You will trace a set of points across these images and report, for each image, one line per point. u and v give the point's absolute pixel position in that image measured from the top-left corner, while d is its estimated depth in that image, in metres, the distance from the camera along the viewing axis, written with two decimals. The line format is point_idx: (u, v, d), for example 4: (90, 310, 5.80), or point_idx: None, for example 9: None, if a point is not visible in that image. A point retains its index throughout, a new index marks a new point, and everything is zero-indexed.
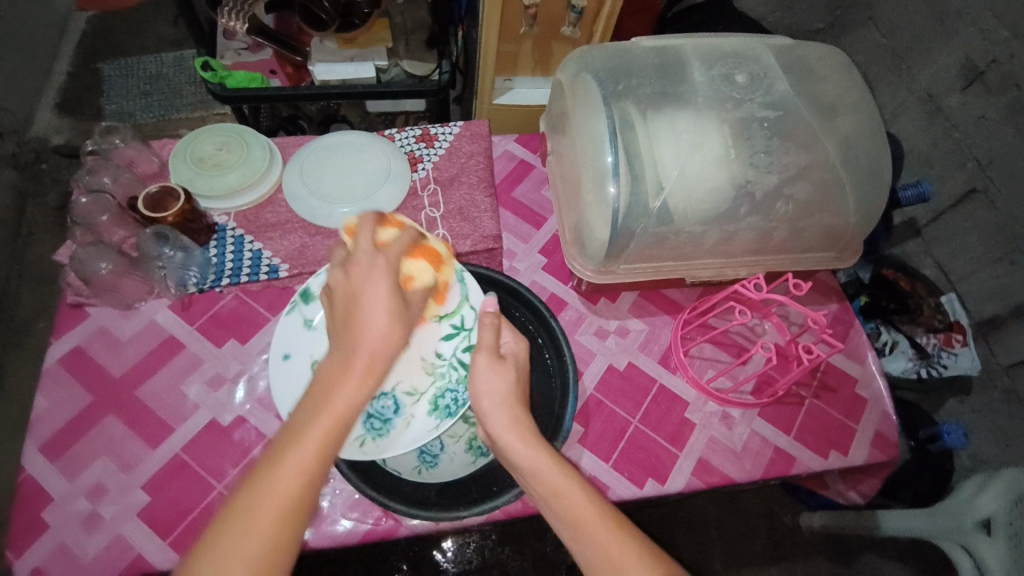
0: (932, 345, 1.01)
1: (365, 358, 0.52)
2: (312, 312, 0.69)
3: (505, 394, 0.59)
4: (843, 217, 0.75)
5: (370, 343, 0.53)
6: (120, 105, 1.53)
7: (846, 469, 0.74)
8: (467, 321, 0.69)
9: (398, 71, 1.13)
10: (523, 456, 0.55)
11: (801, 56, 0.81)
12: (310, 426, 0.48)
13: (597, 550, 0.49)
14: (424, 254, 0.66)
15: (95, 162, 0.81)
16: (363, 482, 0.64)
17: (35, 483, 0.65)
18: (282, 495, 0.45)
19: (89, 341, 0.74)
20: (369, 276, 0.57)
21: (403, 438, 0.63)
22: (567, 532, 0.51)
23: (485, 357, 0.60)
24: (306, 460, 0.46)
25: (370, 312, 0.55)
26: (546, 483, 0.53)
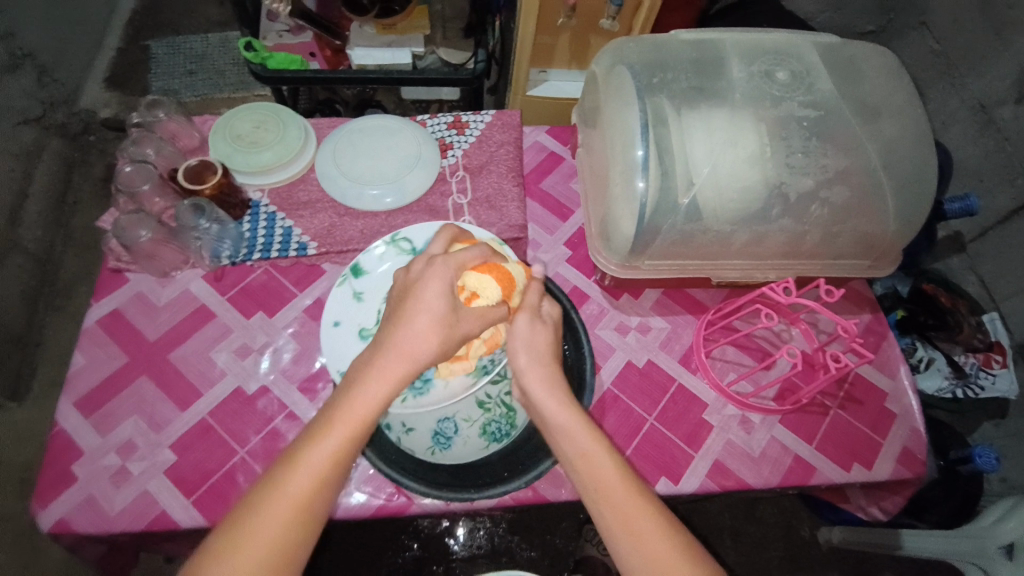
0: (971, 364, 0.96)
1: (392, 359, 0.51)
2: (361, 285, 0.70)
3: (543, 351, 0.58)
4: (880, 225, 0.73)
5: (405, 344, 0.51)
6: (166, 83, 1.58)
7: (868, 483, 0.72)
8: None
9: (435, 59, 1.15)
10: (556, 414, 0.55)
11: (846, 56, 0.78)
12: (339, 417, 0.49)
13: (618, 514, 0.50)
14: (495, 272, 0.58)
15: (139, 134, 0.84)
16: (379, 457, 0.66)
17: (68, 437, 0.68)
18: (300, 491, 0.48)
19: (127, 305, 0.77)
20: (425, 275, 0.55)
21: (440, 398, 0.61)
22: (590, 493, 0.52)
23: (527, 317, 0.59)
24: (323, 462, 0.48)
25: (409, 314, 0.52)
26: (575, 444, 0.53)
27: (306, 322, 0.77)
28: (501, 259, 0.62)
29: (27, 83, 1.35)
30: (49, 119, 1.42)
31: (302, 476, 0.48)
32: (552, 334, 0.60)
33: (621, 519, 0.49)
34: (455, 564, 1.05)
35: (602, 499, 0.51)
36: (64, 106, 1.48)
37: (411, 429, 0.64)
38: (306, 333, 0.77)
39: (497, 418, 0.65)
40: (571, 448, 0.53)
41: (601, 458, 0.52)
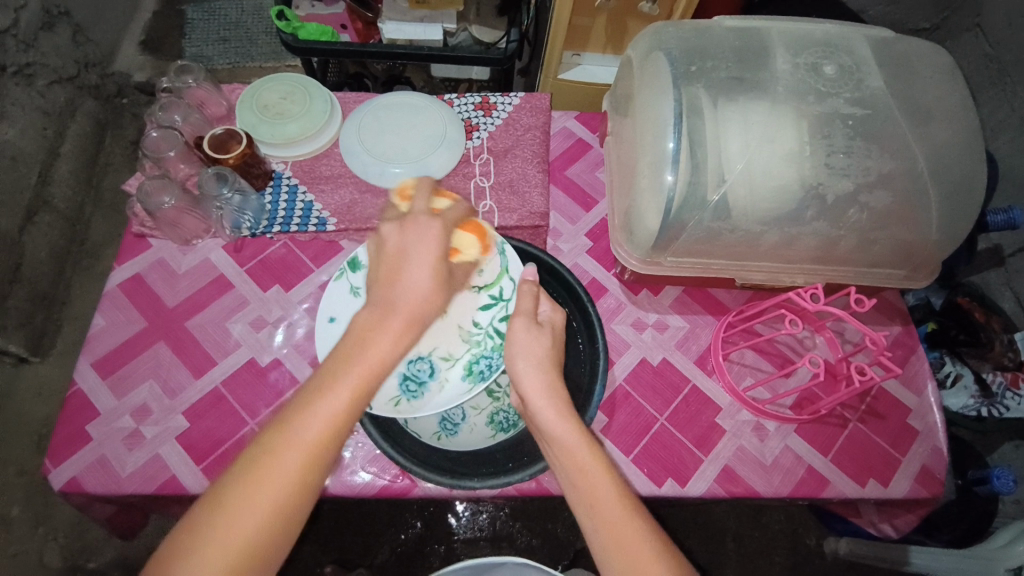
0: (998, 382, 0.92)
1: (399, 320, 0.49)
2: (358, 280, 0.69)
3: (542, 358, 0.58)
4: (921, 233, 0.69)
5: (411, 301, 0.50)
6: (199, 49, 1.58)
7: (883, 500, 0.70)
8: (504, 292, 0.70)
9: (467, 37, 1.12)
10: (553, 427, 0.53)
11: (899, 52, 0.74)
12: (350, 370, 0.46)
13: (606, 533, 0.48)
14: (477, 231, 0.65)
15: (167, 100, 0.83)
16: (382, 438, 0.65)
17: (85, 397, 0.69)
18: (311, 436, 0.44)
19: (148, 270, 0.78)
20: (423, 232, 0.54)
21: (436, 401, 0.65)
22: (582, 510, 0.50)
23: (524, 322, 0.60)
24: (333, 415, 0.45)
25: (416, 268, 0.52)
26: (575, 458, 0.51)
27: (322, 299, 0.77)
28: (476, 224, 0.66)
29: (62, 42, 1.37)
30: (83, 80, 1.43)
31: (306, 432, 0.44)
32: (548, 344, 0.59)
33: (611, 536, 0.47)
34: (456, 545, 1.13)
35: (591, 512, 0.49)
36: (98, 67, 1.49)
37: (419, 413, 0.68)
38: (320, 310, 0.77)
39: (505, 408, 0.69)
40: (565, 461, 0.51)
41: (599, 475, 0.50)
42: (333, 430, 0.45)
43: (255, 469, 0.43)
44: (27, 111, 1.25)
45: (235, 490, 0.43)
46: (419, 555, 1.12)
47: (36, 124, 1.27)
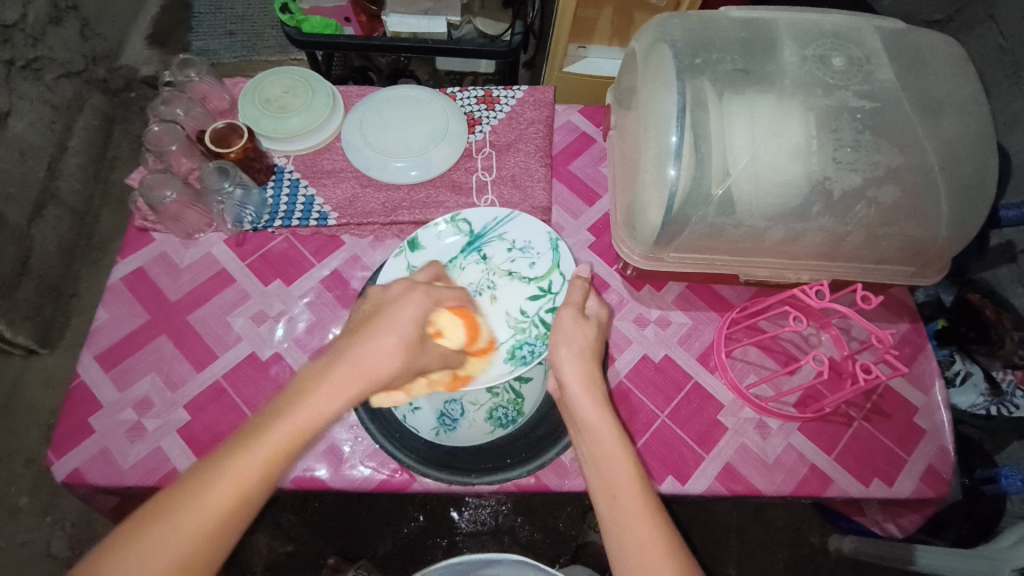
0: (1008, 381, 0.90)
1: (349, 365, 0.50)
2: (416, 260, 0.75)
3: (583, 348, 0.60)
4: (930, 230, 0.68)
5: (366, 360, 0.50)
6: (205, 43, 1.58)
7: (887, 500, 0.69)
8: (553, 285, 0.74)
9: (471, 29, 1.10)
10: (587, 413, 0.55)
11: (910, 43, 0.72)
12: (279, 423, 0.46)
13: (619, 515, 0.48)
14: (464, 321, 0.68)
15: (170, 93, 0.83)
16: (383, 435, 0.66)
17: (87, 389, 0.70)
18: (232, 488, 0.44)
19: (151, 264, 0.79)
20: (405, 295, 0.56)
21: (477, 375, 0.68)
22: (600, 496, 0.50)
23: (571, 313, 0.62)
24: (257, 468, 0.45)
25: (381, 328, 0.52)
26: (603, 445, 0.52)
27: (323, 293, 0.77)
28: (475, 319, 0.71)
29: (70, 37, 1.37)
30: (91, 74, 1.44)
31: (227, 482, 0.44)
32: (593, 339, 0.61)
33: (623, 519, 0.48)
34: (458, 537, 1.13)
35: (609, 497, 0.49)
36: (105, 61, 1.50)
37: (418, 408, 0.68)
38: (321, 304, 0.77)
39: (504, 404, 0.69)
40: (593, 446, 0.53)
41: (622, 464, 0.51)
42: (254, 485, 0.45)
43: (181, 501, 0.43)
44: (36, 105, 1.26)
45: (156, 522, 0.43)
46: (420, 548, 1.13)
47: (45, 118, 1.28)
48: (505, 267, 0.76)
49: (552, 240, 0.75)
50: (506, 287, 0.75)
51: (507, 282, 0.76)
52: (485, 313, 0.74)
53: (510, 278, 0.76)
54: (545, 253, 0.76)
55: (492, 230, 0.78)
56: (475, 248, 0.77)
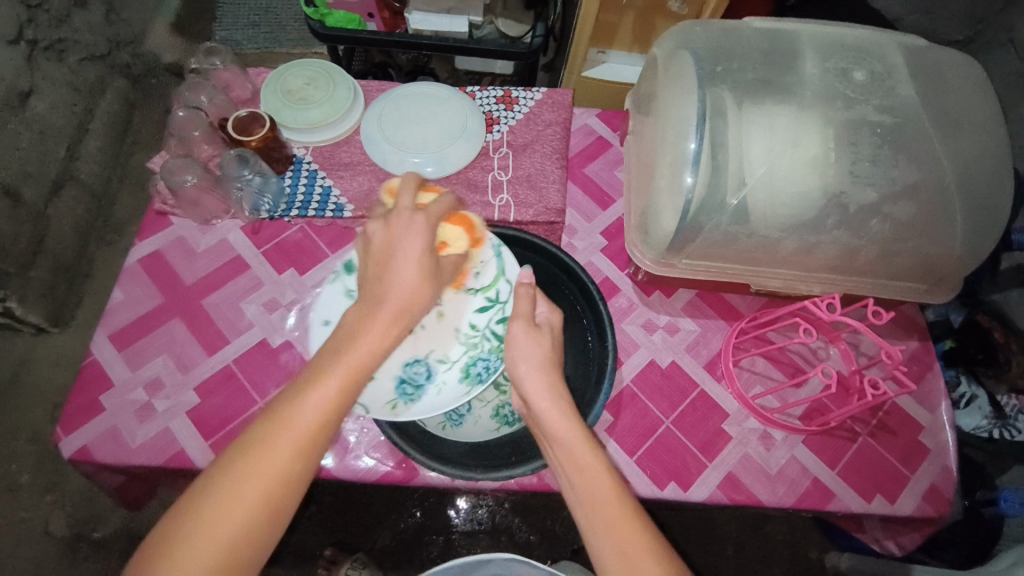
0: (1011, 406, 0.91)
1: (392, 309, 0.52)
2: (352, 282, 0.70)
3: (542, 360, 0.59)
4: (944, 248, 0.68)
5: (398, 296, 0.53)
6: (229, 33, 1.60)
7: (889, 517, 0.69)
8: (501, 294, 0.71)
9: (492, 30, 1.10)
10: (555, 426, 0.54)
11: (931, 61, 0.72)
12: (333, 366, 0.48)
13: (598, 527, 0.48)
14: (465, 225, 0.68)
15: (194, 80, 0.85)
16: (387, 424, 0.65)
17: (100, 368, 0.71)
18: (302, 430, 0.45)
19: (167, 247, 0.80)
20: (408, 230, 0.57)
21: (434, 403, 0.65)
22: (582, 510, 0.50)
23: (522, 326, 0.61)
24: (322, 408, 0.46)
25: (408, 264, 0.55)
26: (574, 456, 0.52)
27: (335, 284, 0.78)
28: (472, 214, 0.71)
29: (94, 20, 1.40)
30: (115, 59, 1.46)
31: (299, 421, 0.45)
32: (548, 350, 0.60)
33: (601, 526, 0.48)
34: (454, 536, 1.14)
35: (591, 511, 0.49)
36: (129, 46, 1.51)
37: None
38: None
39: (511, 402, 0.70)
40: (563, 461, 0.52)
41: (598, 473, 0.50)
42: (325, 421, 0.46)
43: (256, 448, 0.44)
44: (59, 86, 1.28)
45: (236, 470, 0.44)
46: (416, 544, 1.14)
47: (66, 100, 1.30)
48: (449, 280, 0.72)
49: (495, 245, 0.72)
50: (452, 303, 0.72)
51: (454, 295, 0.72)
52: (433, 332, 0.71)
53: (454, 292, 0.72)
54: (488, 261, 0.72)
55: None
56: None
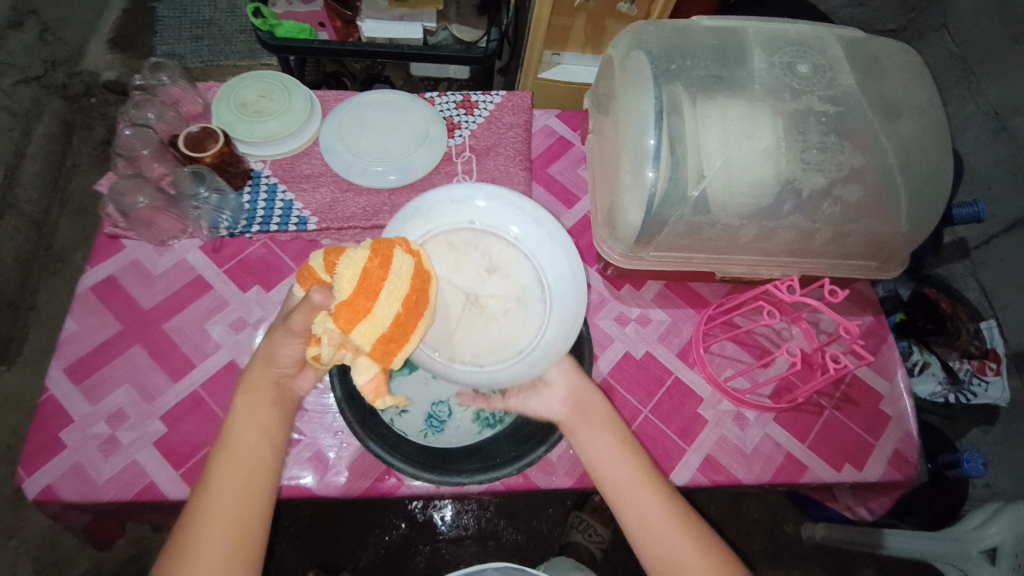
0: (965, 370, 0.95)
1: (260, 358, 0.57)
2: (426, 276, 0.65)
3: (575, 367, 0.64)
4: (892, 227, 0.72)
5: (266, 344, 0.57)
6: (172, 47, 1.54)
7: (858, 484, 0.73)
8: (563, 297, 0.64)
9: (447, 36, 1.12)
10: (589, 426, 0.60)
11: (870, 51, 0.77)
12: (254, 380, 0.56)
13: (633, 495, 0.56)
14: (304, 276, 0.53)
15: (140, 97, 0.81)
16: (377, 444, 0.64)
17: (58, 403, 0.67)
18: (248, 436, 0.54)
19: (122, 272, 0.76)
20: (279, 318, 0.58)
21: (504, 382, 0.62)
22: (609, 489, 0.58)
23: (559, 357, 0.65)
24: (252, 413, 0.55)
25: (280, 339, 0.55)
26: (599, 450, 0.59)
27: None
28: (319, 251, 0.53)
29: (29, 41, 1.32)
30: (50, 79, 1.39)
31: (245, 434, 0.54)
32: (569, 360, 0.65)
33: (633, 508, 0.56)
34: (440, 545, 1.12)
35: (628, 481, 0.57)
36: (65, 66, 1.44)
37: (405, 411, 0.69)
38: None
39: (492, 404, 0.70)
40: (591, 450, 0.59)
41: (627, 462, 0.58)
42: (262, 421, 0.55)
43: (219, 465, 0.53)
44: None
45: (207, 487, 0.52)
46: (403, 557, 1.12)
47: (2, 125, 1.23)
48: (507, 270, 0.66)
49: (540, 281, 0.65)
50: (516, 282, 0.66)
51: (517, 302, 0.65)
52: (505, 289, 0.65)
53: (518, 297, 0.65)
54: (555, 289, 0.64)
55: (481, 243, 0.66)
56: (477, 248, 0.66)
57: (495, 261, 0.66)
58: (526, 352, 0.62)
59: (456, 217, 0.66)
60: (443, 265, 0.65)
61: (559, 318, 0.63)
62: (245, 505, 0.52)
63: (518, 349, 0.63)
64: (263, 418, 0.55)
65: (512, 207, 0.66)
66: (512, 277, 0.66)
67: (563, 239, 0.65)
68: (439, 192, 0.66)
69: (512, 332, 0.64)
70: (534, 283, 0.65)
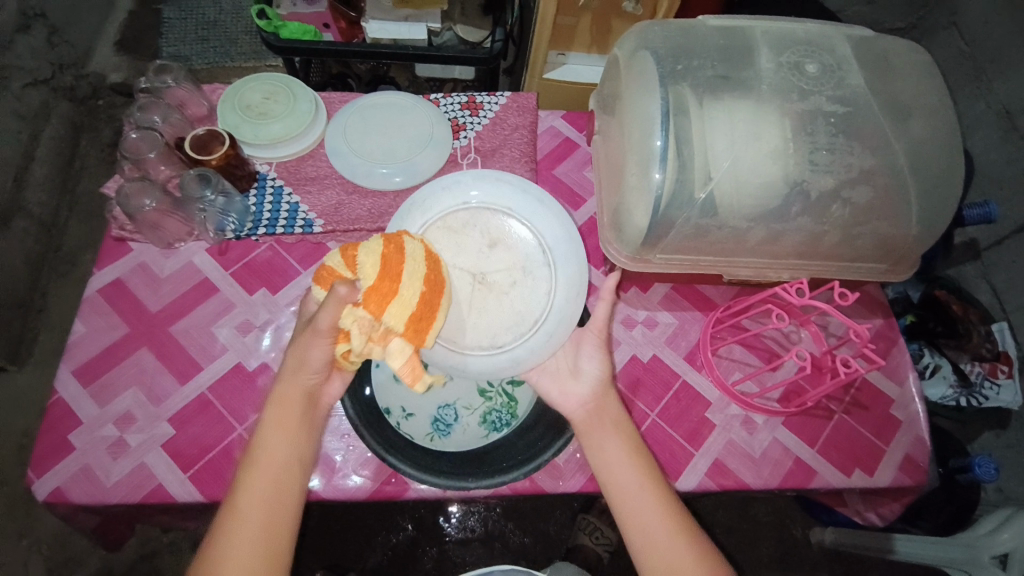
0: (976, 373, 0.94)
1: (293, 367, 0.57)
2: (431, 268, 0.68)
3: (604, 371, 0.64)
4: (902, 228, 0.71)
5: (298, 355, 0.57)
6: (177, 49, 1.55)
7: (869, 489, 0.72)
8: (563, 258, 0.70)
9: (451, 36, 1.11)
10: (605, 429, 0.60)
11: (880, 50, 0.76)
12: (287, 392, 0.57)
13: (638, 504, 0.56)
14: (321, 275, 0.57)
15: (146, 100, 0.81)
16: (400, 460, 0.64)
17: (67, 406, 0.67)
18: (281, 447, 0.55)
19: (129, 275, 0.76)
20: (303, 323, 0.61)
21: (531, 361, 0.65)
22: (613, 491, 0.58)
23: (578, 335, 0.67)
24: (286, 425, 0.56)
25: (309, 343, 0.55)
26: (608, 453, 0.59)
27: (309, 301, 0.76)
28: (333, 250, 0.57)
29: (37, 44, 1.33)
30: (58, 82, 1.40)
31: (277, 447, 0.55)
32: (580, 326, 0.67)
33: (636, 514, 0.56)
34: (448, 547, 1.12)
35: (636, 491, 0.57)
36: (73, 68, 1.45)
37: (412, 414, 0.69)
38: None
39: (498, 407, 0.70)
40: (600, 450, 0.59)
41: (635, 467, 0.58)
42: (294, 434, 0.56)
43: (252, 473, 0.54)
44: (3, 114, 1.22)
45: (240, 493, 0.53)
46: (410, 559, 1.12)
47: (12, 128, 1.24)
48: (508, 244, 0.70)
49: (541, 247, 0.70)
50: (516, 254, 0.70)
51: (524, 274, 0.70)
52: (507, 262, 0.70)
53: (523, 269, 0.70)
54: (558, 254, 0.70)
55: (479, 223, 0.71)
56: (476, 229, 0.70)
57: (494, 237, 0.70)
58: (541, 321, 0.67)
59: (448, 200, 0.71)
60: (449, 250, 0.69)
61: (563, 279, 0.69)
62: (275, 514, 0.53)
63: (534, 319, 0.67)
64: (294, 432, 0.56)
65: (499, 184, 0.71)
66: (512, 249, 0.70)
67: (553, 206, 0.70)
68: (429, 185, 0.71)
69: (525, 300, 0.68)
70: (535, 250, 0.70)
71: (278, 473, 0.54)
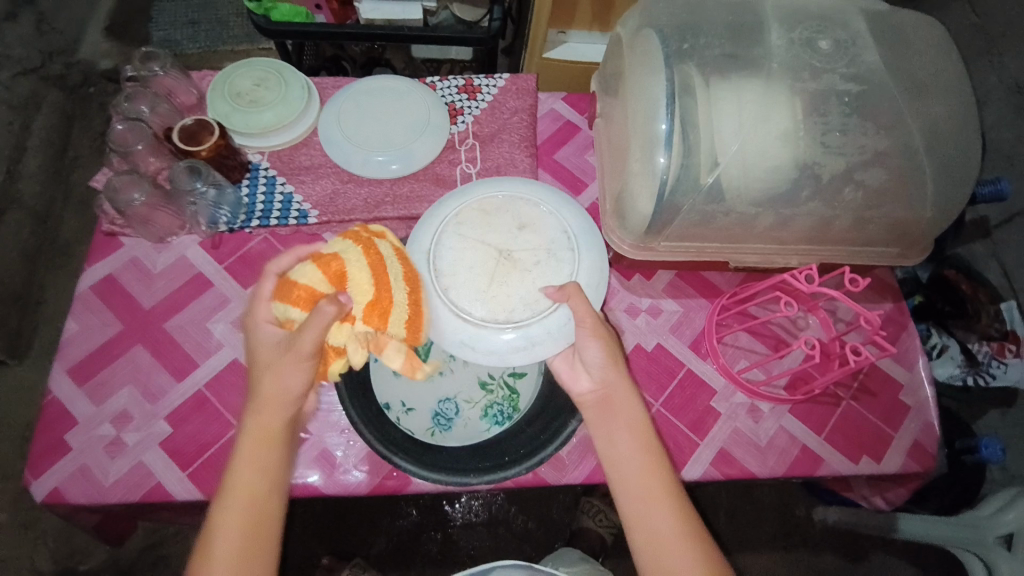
0: (983, 353, 0.91)
1: (264, 397, 0.54)
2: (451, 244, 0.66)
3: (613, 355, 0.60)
4: (915, 211, 0.69)
5: (270, 386, 0.53)
6: (167, 33, 1.51)
7: (876, 476, 0.71)
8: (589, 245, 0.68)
9: (447, 15, 1.05)
10: (612, 423, 0.57)
11: (893, 23, 0.72)
12: (260, 420, 0.54)
13: (645, 508, 0.53)
14: (291, 293, 0.54)
15: (133, 89, 0.79)
16: (407, 462, 0.63)
17: (62, 405, 0.67)
18: (256, 479, 0.53)
19: (121, 270, 0.75)
20: (259, 345, 0.55)
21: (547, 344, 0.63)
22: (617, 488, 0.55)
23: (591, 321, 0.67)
24: (259, 453, 0.53)
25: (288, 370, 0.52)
26: (614, 447, 0.56)
27: None
28: (307, 266, 0.54)
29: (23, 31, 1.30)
30: (47, 70, 1.37)
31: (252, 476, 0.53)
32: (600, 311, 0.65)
33: (641, 512, 0.54)
34: (452, 530, 1.13)
35: (641, 494, 0.54)
36: (62, 56, 1.42)
37: (412, 409, 0.68)
38: None
39: (499, 401, 0.70)
40: (606, 444, 0.57)
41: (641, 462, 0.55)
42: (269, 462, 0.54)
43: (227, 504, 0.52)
44: None
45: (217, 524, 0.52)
46: (415, 543, 1.12)
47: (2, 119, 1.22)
48: (536, 227, 0.68)
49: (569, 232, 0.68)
50: (544, 235, 0.68)
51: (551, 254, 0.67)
52: (535, 244, 0.67)
53: (549, 249, 0.67)
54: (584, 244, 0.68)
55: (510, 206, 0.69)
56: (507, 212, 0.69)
57: (526, 220, 0.68)
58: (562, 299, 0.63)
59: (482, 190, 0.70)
60: (476, 230, 0.67)
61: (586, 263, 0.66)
62: (253, 545, 0.52)
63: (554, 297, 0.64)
64: (270, 461, 0.54)
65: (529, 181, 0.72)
66: (539, 231, 0.68)
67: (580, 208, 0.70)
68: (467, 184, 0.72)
69: (548, 280, 0.65)
70: (560, 235, 0.68)
71: (253, 502, 0.53)
